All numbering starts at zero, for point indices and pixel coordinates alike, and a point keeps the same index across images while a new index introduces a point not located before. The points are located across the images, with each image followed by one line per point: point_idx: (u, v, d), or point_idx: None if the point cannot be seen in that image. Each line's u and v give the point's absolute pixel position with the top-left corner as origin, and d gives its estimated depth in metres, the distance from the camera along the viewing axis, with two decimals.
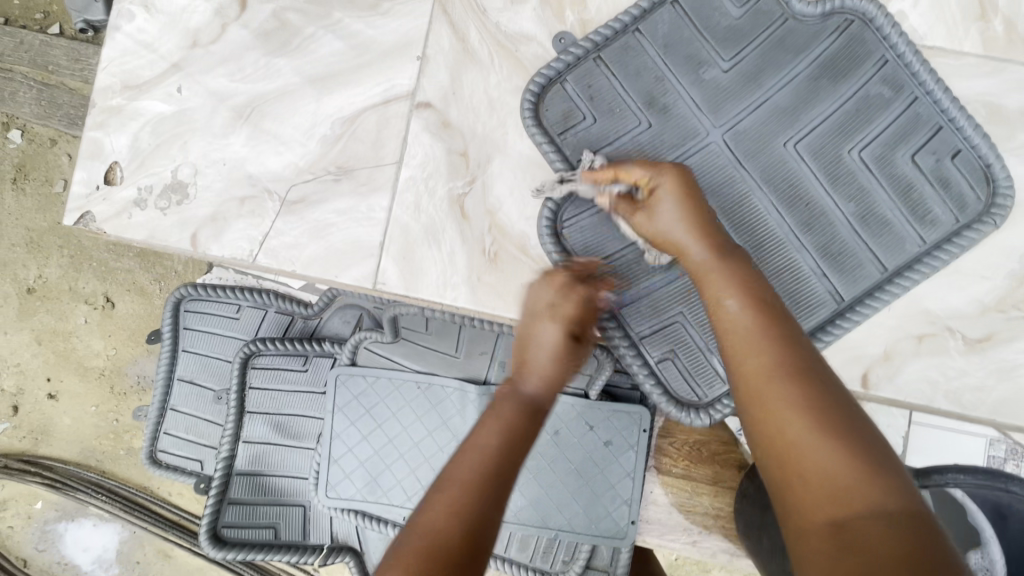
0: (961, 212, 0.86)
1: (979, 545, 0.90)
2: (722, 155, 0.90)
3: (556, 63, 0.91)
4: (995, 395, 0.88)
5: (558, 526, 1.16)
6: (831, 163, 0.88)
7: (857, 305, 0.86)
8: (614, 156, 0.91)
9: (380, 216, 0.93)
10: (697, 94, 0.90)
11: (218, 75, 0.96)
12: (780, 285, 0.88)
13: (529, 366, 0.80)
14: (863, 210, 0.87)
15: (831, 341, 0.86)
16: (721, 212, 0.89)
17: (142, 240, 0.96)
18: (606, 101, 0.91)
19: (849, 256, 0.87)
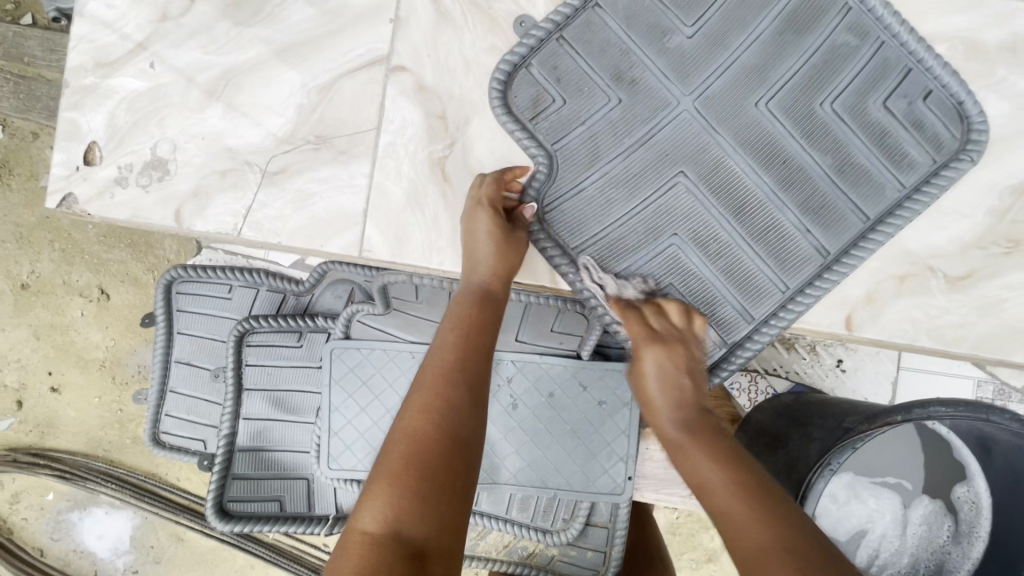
0: (937, 151, 0.86)
1: (963, 479, 0.92)
2: (694, 124, 0.89)
3: (519, 48, 0.90)
4: (977, 332, 0.89)
5: (557, 485, 1.19)
6: (804, 118, 0.88)
7: (844, 256, 0.87)
8: (587, 138, 0.90)
9: (362, 182, 0.93)
10: (664, 64, 0.90)
11: (191, 49, 0.95)
12: (764, 245, 0.88)
13: (474, 259, 0.85)
14: (840, 161, 0.88)
15: (819, 295, 0.87)
16: (699, 181, 0.89)
17: (126, 218, 0.96)
18: (574, 80, 0.90)
19: (830, 209, 0.88)
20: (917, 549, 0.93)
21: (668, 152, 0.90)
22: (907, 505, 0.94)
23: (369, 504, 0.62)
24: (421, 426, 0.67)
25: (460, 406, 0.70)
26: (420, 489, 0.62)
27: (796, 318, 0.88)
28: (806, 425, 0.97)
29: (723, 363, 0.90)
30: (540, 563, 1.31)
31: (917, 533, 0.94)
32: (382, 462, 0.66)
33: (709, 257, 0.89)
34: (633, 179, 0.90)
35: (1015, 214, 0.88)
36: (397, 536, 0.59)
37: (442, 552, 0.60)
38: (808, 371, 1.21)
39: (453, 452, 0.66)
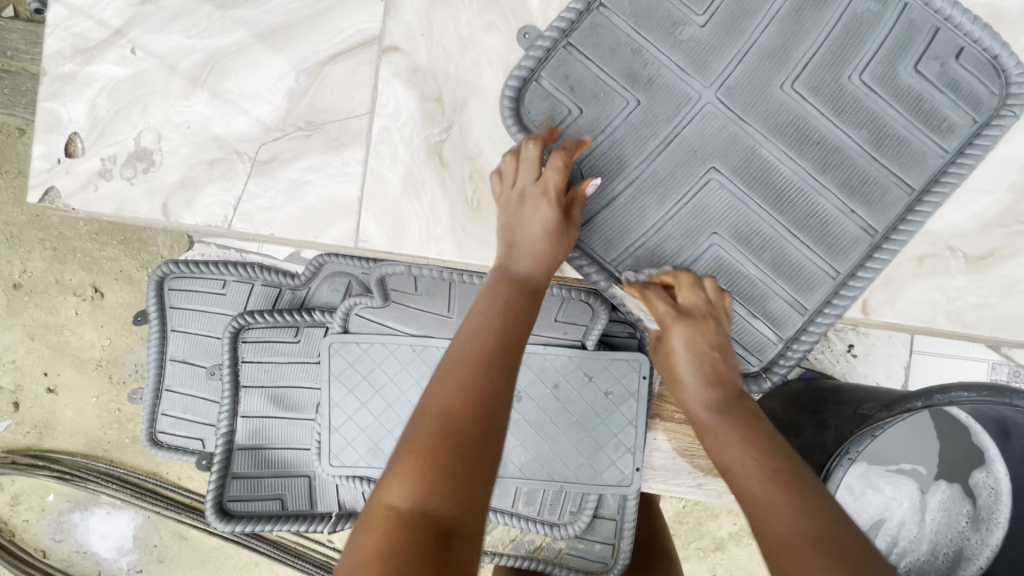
0: (977, 111, 0.82)
1: (983, 464, 0.89)
2: (719, 116, 0.86)
3: (526, 60, 0.86)
4: (999, 313, 0.86)
5: (564, 478, 1.16)
6: (834, 94, 0.84)
7: (892, 233, 0.83)
8: (609, 145, 0.86)
9: (356, 170, 0.90)
10: (679, 58, 0.86)
11: (173, 33, 0.90)
12: (809, 232, 0.85)
13: (521, 244, 0.80)
14: (877, 134, 0.84)
15: (869, 278, 0.83)
16: (733, 174, 0.85)
17: (112, 213, 0.92)
18: (588, 88, 0.86)
19: (872, 186, 0.84)
20: (935, 535, 0.91)
21: (696, 148, 0.86)
22: (924, 490, 0.91)
23: (398, 478, 0.59)
24: (454, 398, 0.64)
25: (492, 377, 0.67)
26: (450, 462, 0.59)
27: (848, 306, 0.84)
28: (820, 413, 0.94)
29: (778, 361, 0.86)
30: (548, 557, 1.28)
31: (934, 519, 0.91)
32: (412, 434, 0.63)
33: (753, 251, 0.85)
34: (663, 182, 0.86)
35: None
36: (425, 513, 0.56)
37: (469, 530, 0.56)
38: (817, 356, 1.19)
39: (483, 428, 0.63)
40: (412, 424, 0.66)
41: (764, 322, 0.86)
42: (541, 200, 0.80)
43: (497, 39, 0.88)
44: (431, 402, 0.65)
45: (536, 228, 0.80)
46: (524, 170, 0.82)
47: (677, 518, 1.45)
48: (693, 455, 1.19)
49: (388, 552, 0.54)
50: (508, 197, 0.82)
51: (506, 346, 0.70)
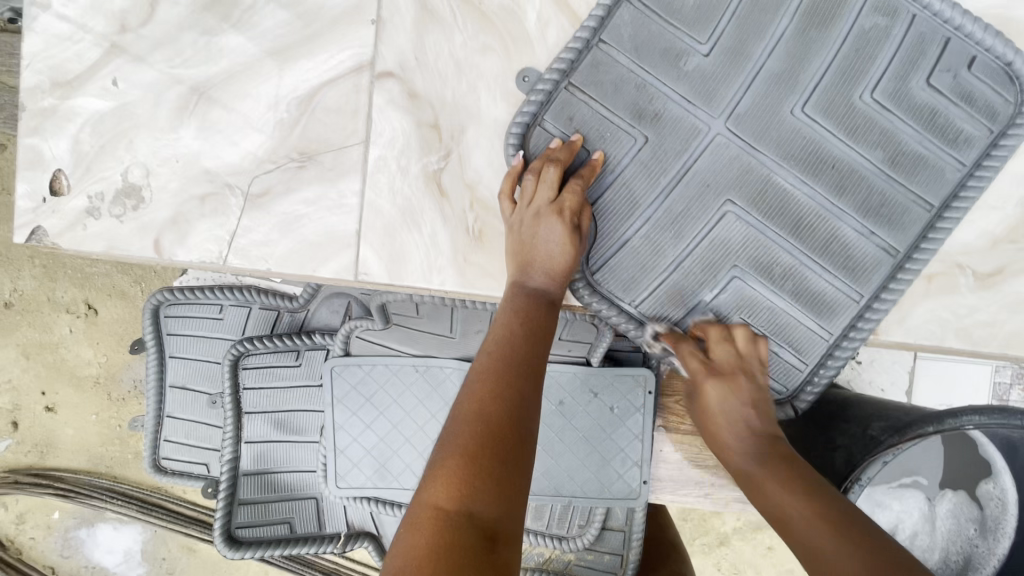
0: (992, 121, 0.81)
1: (989, 475, 0.89)
2: (731, 147, 0.83)
3: (527, 106, 0.83)
4: (1007, 330, 0.85)
5: (572, 493, 1.16)
6: (846, 116, 0.82)
7: (914, 253, 0.82)
8: (621, 185, 0.85)
9: (352, 201, 0.87)
10: (685, 90, 0.83)
11: (157, 62, 0.87)
12: (829, 258, 0.83)
13: (539, 260, 0.80)
14: (892, 153, 0.82)
15: (892, 300, 0.83)
16: (749, 205, 0.84)
17: (102, 250, 0.89)
18: (594, 130, 0.84)
19: (891, 207, 0.82)
20: (945, 544, 0.91)
21: (709, 182, 0.84)
22: (931, 500, 0.92)
23: (443, 480, 0.60)
24: (490, 406, 0.67)
25: (524, 390, 0.70)
26: (491, 467, 0.61)
27: (873, 328, 0.84)
28: (829, 430, 0.93)
29: (805, 387, 0.86)
30: (557, 568, 1.30)
31: (944, 526, 0.92)
32: (450, 440, 0.65)
33: (774, 281, 0.84)
34: (678, 218, 0.85)
35: None
36: (471, 515, 0.57)
37: (512, 532, 0.58)
38: None
39: (518, 435, 0.65)
40: (448, 432, 0.67)
41: (788, 350, 0.86)
42: (557, 217, 0.79)
43: (494, 62, 0.85)
44: (466, 409, 0.67)
45: (552, 245, 0.80)
46: (540, 187, 0.80)
47: (681, 518, 1.47)
48: (701, 464, 1.17)
49: (439, 550, 0.54)
50: (524, 214, 0.81)
51: (535, 362, 0.73)
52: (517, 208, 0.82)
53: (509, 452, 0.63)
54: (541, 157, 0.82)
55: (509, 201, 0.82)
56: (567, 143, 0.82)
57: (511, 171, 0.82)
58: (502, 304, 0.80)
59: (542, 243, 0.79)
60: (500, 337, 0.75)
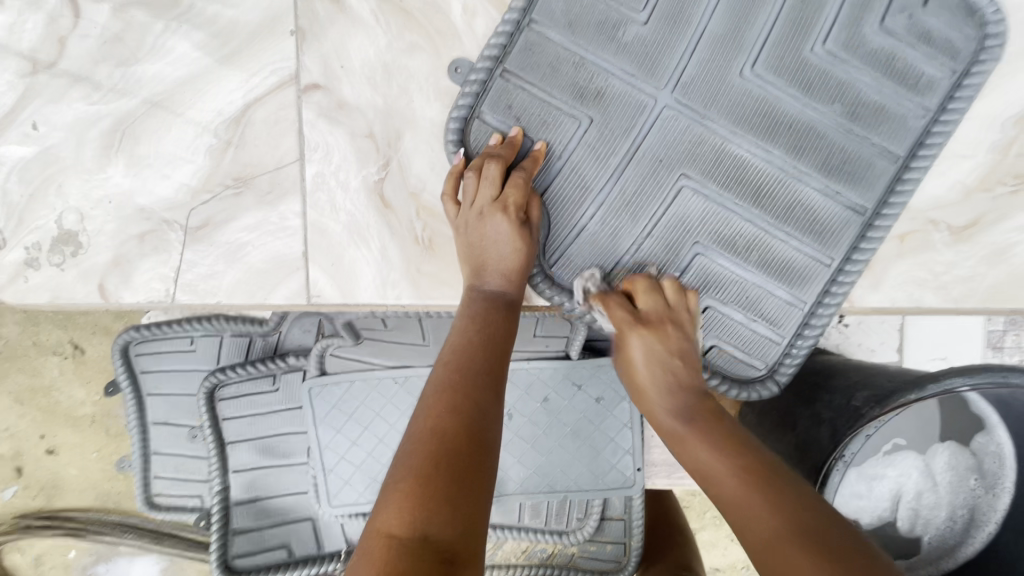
0: (954, 60, 0.76)
1: (983, 429, 0.87)
2: (680, 119, 0.79)
3: (463, 98, 0.80)
4: (988, 283, 0.81)
5: (566, 488, 1.15)
6: (798, 72, 0.78)
7: (884, 209, 0.78)
8: (570, 171, 0.80)
9: (295, 223, 0.84)
10: (627, 63, 0.78)
11: (74, 101, 0.83)
12: (795, 224, 0.79)
13: (490, 262, 0.77)
14: (850, 106, 0.78)
15: (864, 261, 0.79)
16: (705, 177, 0.79)
17: (48, 301, 0.86)
18: (535, 116, 0.79)
19: (854, 163, 0.78)
20: (950, 497, 0.89)
21: (662, 157, 0.80)
22: (926, 457, 0.90)
23: (394, 505, 0.57)
24: (446, 421, 0.64)
25: (481, 400, 0.67)
26: (445, 482, 0.58)
27: (848, 292, 0.80)
28: (816, 403, 0.90)
29: (783, 359, 0.82)
30: (562, 563, 1.28)
31: (945, 481, 0.90)
32: (405, 461, 0.61)
33: (740, 254, 0.80)
34: (633, 199, 0.80)
35: (1021, 147, 0.79)
36: (425, 538, 0.54)
37: (473, 554, 0.55)
38: None
39: (477, 451, 0.62)
40: (402, 451, 0.64)
41: (764, 325, 0.82)
42: (501, 215, 0.75)
43: (423, 61, 0.81)
44: (421, 427, 0.64)
45: (500, 243, 0.76)
46: (481, 185, 0.76)
47: (688, 496, 1.44)
48: None
49: None
50: (468, 217, 0.77)
51: (495, 368, 0.70)
52: (462, 208, 0.78)
53: (467, 470, 0.60)
54: (480, 155, 0.78)
55: (452, 203, 0.79)
56: (507, 138, 0.78)
57: (452, 171, 0.79)
58: (457, 312, 0.77)
59: (491, 243, 0.76)
60: (454, 348, 0.73)
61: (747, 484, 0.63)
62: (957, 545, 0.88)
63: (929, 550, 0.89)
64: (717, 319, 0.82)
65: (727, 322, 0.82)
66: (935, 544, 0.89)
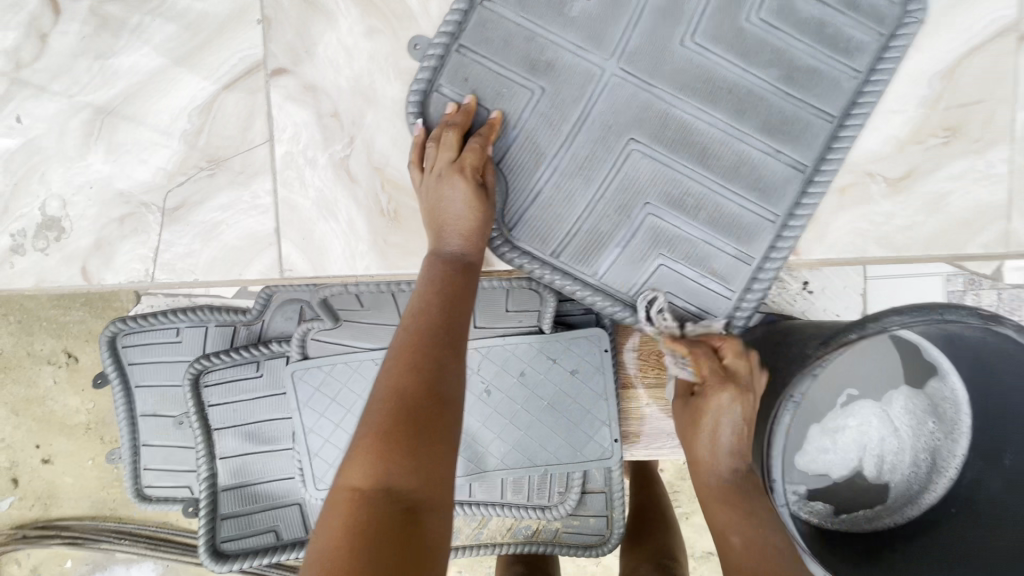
0: (881, 25, 0.81)
1: (936, 374, 0.89)
2: (626, 86, 0.84)
3: (422, 73, 0.84)
4: (926, 231, 0.85)
5: (546, 462, 1.17)
6: (736, 40, 0.83)
7: (824, 165, 0.82)
8: (524, 139, 0.85)
9: (267, 200, 0.88)
10: (575, 36, 0.84)
11: (55, 94, 0.88)
12: (740, 182, 0.84)
13: (451, 227, 0.80)
14: (786, 70, 0.82)
15: (806, 215, 0.82)
16: (652, 141, 0.84)
17: (34, 285, 0.91)
18: (490, 88, 0.84)
19: (793, 123, 0.83)
20: (913, 442, 0.92)
21: (611, 123, 0.84)
22: (883, 405, 0.93)
23: (358, 460, 0.60)
24: (405, 383, 0.65)
25: (441, 362, 0.68)
26: (402, 441, 0.60)
27: (793, 245, 0.84)
28: (770, 354, 0.90)
29: (733, 311, 0.86)
30: (546, 538, 1.29)
31: (905, 426, 0.92)
32: (368, 419, 0.63)
33: (688, 212, 0.85)
34: (585, 163, 0.85)
35: (948, 100, 0.83)
36: (388, 490, 0.57)
37: (436, 503, 0.58)
38: (775, 299, 1.13)
39: (435, 406, 0.64)
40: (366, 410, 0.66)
41: (713, 280, 0.86)
42: (458, 175, 0.78)
43: (382, 43, 0.86)
44: (383, 388, 0.66)
45: (459, 206, 0.79)
46: (442, 151, 0.80)
47: (678, 479, 1.40)
48: None
49: (356, 528, 0.55)
50: (428, 181, 0.81)
51: (454, 331, 0.71)
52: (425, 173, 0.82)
53: (428, 427, 0.62)
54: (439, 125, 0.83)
55: (415, 169, 0.83)
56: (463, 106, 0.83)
57: (414, 140, 0.83)
58: (420, 277, 0.79)
59: (451, 205, 0.79)
60: (415, 313, 0.73)
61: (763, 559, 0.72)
62: (918, 493, 0.90)
63: (894, 499, 0.91)
64: (667, 275, 0.86)
65: (677, 277, 0.86)
66: (902, 490, 0.91)
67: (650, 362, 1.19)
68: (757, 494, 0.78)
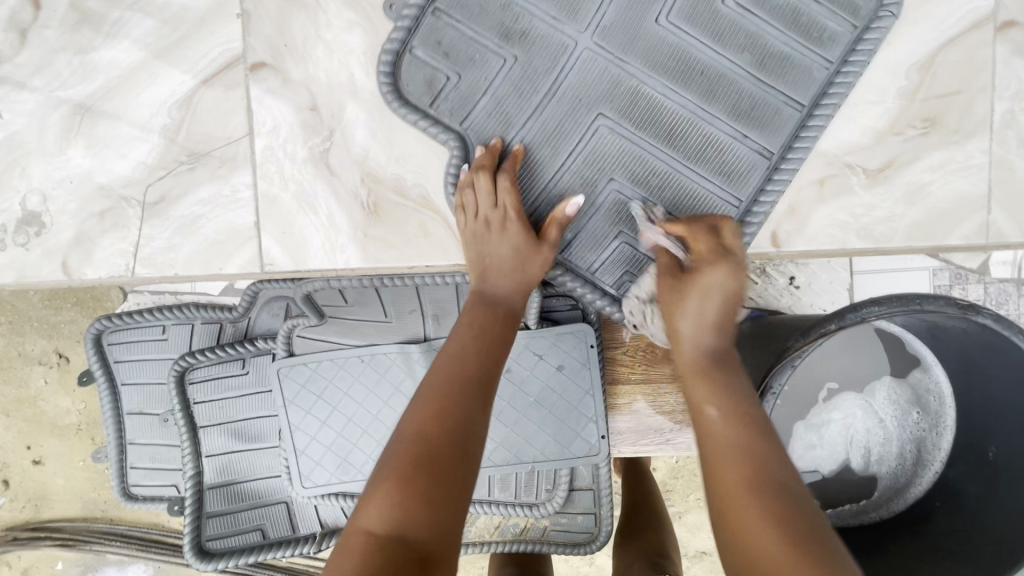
0: (855, 17, 0.81)
1: (920, 366, 0.88)
2: (599, 61, 0.84)
3: (397, 33, 0.84)
4: (907, 222, 0.85)
5: (533, 458, 1.15)
6: (710, 22, 0.83)
7: (788, 153, 0.83)
8: (493, 106, 0.85)
9: (246, 194, 0.88)
10: (550, 7, 0.84)
11: (36, 89, 0.88)
12: (706, 164, 0.84)
13: (496, 268, 0.81)
14: (759, 56, 0.82)
15: (768, 205, 0.83)
16: (621, 116, 0.84)
17: (14, 281, 0.90)
18: (463, 52, 0.84)
19: (762, 108, 0.83)
20: (899, 433, 0.91)
21: (581, 96, 0.84)
22: (865, 394, 0.93)
23: (374, 502, 0.59)
24: (430, 427, 0.64)
25: (471, 407, 0.68)
26: (424, 488, 0.59)
27: (756, 232, 0.84)
28: (756, 347, 0.89)
29: None
30: (535, 537, 1.27)
31: (890, 417, 0.92)
32: (388, 458, 0.63)
33: (652, 191, 0.84)
34: (553, 134, 0.85)
35: (927, 91, 0.83)
36: (402, 538, 0.56)
37: (445, 555, 0.57)
38: (760, 295, 1.10)
39: (458, 452, 0.63)
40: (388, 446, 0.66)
41: None
42: (503, 225, 0.80)
43: (361, 37, 0.86)
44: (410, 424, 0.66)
45: (505, 251, 0.80)
46: (479, 199, 0.81)
47: (671, 479, 1.37)
48: (673, 413, 1.14)
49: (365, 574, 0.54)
50: (470, 231, 0.82)
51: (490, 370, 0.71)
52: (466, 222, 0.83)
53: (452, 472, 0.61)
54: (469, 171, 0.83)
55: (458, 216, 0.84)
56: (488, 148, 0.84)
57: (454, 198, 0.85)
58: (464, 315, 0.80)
59: (496, 252, 0.80)
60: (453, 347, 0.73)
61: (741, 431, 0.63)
62: (904, 487, 0.87)
63: (881, 492, 0.89)
64: (630, 254, 0.87)
65: (640, 258, 0.87)
66: (888, 484, 0.89)
67: (638, 358, 1.18)
68: (729, 373, 0.68)
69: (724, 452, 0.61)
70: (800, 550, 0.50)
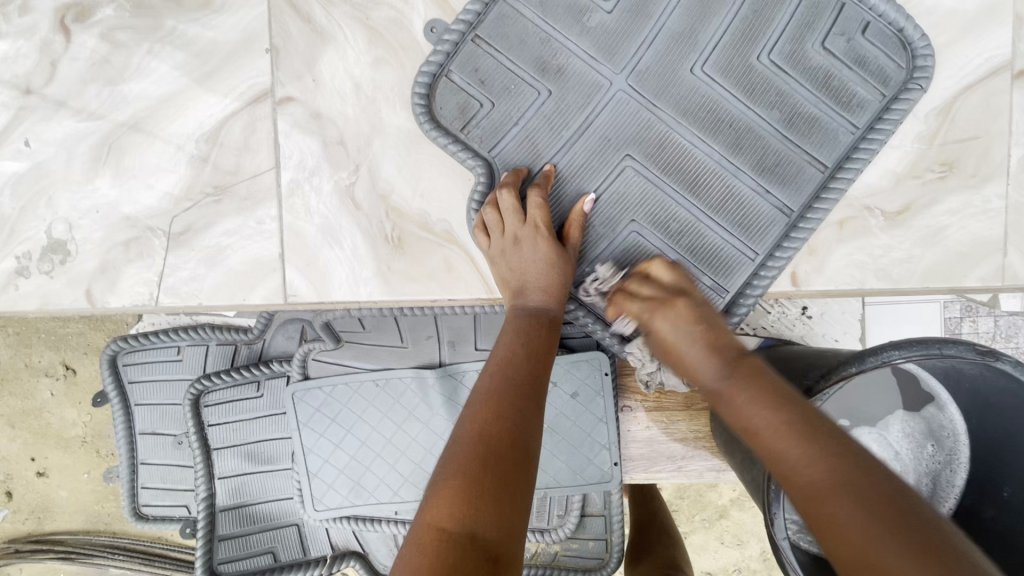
0: (885, 85, 0.83)
1: (933, 401, 0.88)
2: (631, 102, 0.85)
3: (433, 57, 0.86)
4: (924, 264, 0.86)
5: (545, 485, 1.12)
6: (744, 76, 0.84)
7: (807, 212, 0.84)
8: (524, 136, 0.86)
9: (272, 226, 0.89)
10: (587, 45, 0.85)
11: (64, 119, 0.89)
12: (726, 215, 0.85)
13: (532, 281, 0.81)
14: (787, 114, 0.84)
15: (781, 263, 0.84)
16: (647, 160, 0.85)
17: (37, 308, 0.91)
18: (498, 81, 0.85)
19: (787, 166, 0.84)
20: (915, 465, 0.90)
21: (610, 136, 0.85)
22: (880, 427, 0.92)
23: (444, 499, 0.59)
24: (493, 427, 0.66)
25: (525, 408, 0.69)
26: (494, 485, 0.60)
27: (767, 288, 0.85)
28: None
29: None
30: (545, 562, 1.26)
31: (905, 450, 0.91)
32: (452, 459, 0.64)
33: (671, 236, 0.85)
34: (579, 170, 0.86)
35: (945, 136, 0.85)
36: (473, 536, 0.56)
37: (516, 556, 0.57)
38: (774, 323, 1.10)
39: (518, 452, 0.64)
40: (448, 448, 0.67)
41: None
42: (535, 237, 0.80)
43: (389, 73, 0.87)
44: (468, 428, 0.67)
45: (538, 265, 0.81)
46: (505, 217, 0.82)
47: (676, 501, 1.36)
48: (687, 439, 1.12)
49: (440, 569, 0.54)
50: (501, 248, 0.82)
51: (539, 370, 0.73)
52: (492, 241, 0.83)
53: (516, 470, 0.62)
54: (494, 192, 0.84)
55: (483, 237, 0.84)
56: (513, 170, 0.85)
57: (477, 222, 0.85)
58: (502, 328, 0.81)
59: (530, 266, 0.81)
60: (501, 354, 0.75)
61: (792, 432, 0.58)
62: None
63: None
64: None
65: None
66: None
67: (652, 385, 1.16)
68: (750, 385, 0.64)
69: (778, 454, 0.58)
70: (899, 530, 0.48)
